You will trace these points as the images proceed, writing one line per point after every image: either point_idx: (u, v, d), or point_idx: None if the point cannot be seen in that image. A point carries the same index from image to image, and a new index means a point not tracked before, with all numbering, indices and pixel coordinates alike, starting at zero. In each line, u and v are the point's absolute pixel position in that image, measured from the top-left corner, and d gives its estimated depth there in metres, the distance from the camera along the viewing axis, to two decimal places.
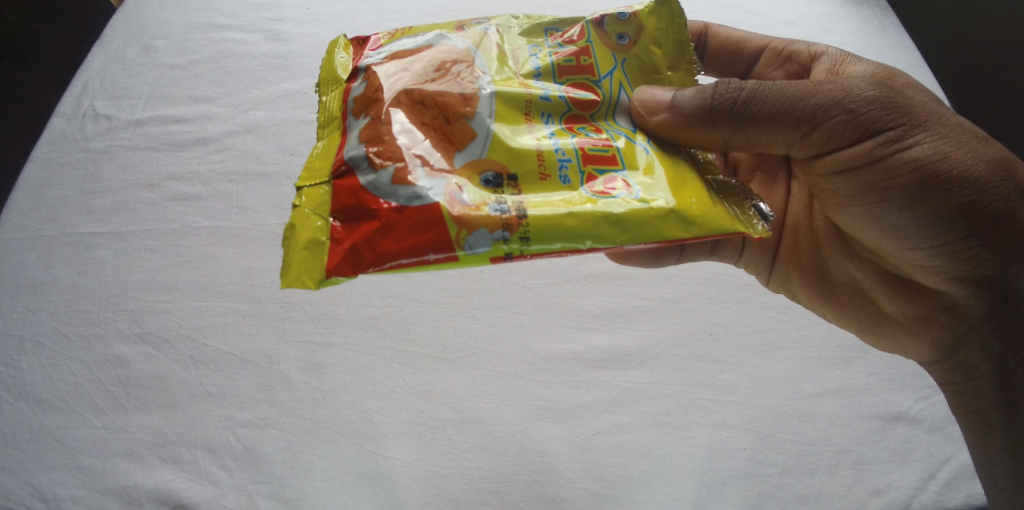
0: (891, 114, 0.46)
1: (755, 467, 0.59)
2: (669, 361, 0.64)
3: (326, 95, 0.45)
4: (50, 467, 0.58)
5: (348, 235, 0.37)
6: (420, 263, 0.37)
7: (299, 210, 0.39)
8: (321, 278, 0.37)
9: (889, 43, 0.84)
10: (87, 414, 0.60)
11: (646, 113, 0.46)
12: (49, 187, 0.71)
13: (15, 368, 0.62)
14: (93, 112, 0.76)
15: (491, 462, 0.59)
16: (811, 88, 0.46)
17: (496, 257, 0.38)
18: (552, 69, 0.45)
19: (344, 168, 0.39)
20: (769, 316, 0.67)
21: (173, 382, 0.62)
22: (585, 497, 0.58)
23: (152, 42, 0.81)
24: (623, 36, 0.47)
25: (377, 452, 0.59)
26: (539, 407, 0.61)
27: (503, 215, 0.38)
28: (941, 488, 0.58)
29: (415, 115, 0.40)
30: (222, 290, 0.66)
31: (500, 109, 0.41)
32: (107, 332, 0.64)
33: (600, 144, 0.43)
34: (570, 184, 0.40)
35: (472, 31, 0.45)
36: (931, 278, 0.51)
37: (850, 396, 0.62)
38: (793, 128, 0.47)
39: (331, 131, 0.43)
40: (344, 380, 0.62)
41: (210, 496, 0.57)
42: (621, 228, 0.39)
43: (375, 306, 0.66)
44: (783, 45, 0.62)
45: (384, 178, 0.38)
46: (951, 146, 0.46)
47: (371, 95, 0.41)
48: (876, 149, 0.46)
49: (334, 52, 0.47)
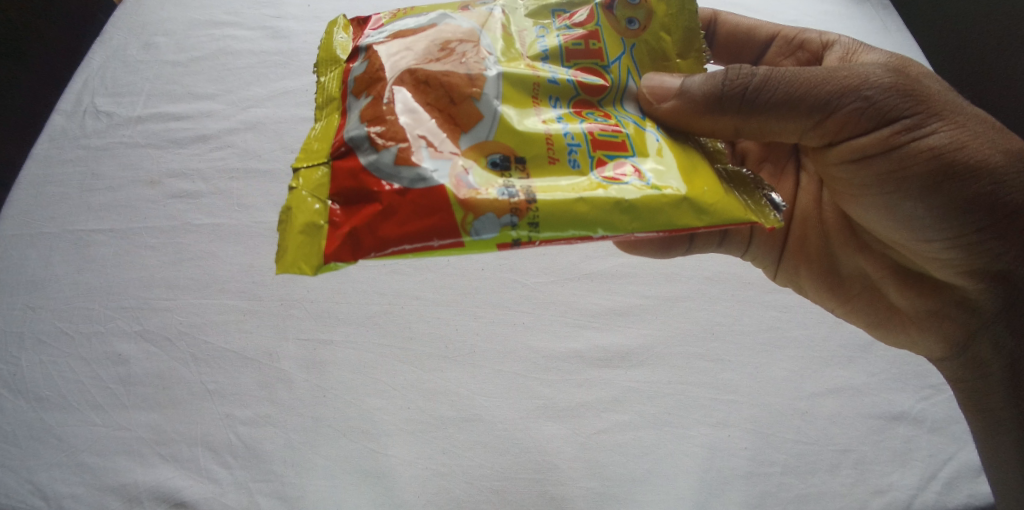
0: (907, 102, 0.46)
1: (756, 467, 0.59)
2: (669, 360, 0.63)
3: (324, 75, 0.45)
4: (49, 464, 0.58)
5: (348, 219, 0.37)
6: (424, 249, 0.37)
7: (296, 192, 0.38)
8: (318, 264, 0.36)
9: (890, 41, 0.84)
10: (87, 411, 0.60)
11: (655, 100, 0.46)
12: (49, 185, 0.71)
13: (15, 365, 0.62)
14: (94, 109, 0.76)
15: (491, 461, 0.59)
16: (826, 74, 0.46)
17: (504, 242, 0.38)
18: (560, 52, 0.45)
19: (343, 149, 0.39)
20: (770, 315, 0.66)
21: (173, 380, 0.61)
22: (586, 496, 0.57)
23: (152, 40, 0.81)
24: (632, 21, 0.47)
25: (378, 450, 0.58)
26: (539, 406, 0.61)
27: (512, 199, 0.37)
28: (944, 487, 0.58)
29: (419, 95, 0.40)
30: (221, 287, 0.66)
31: (508, 91, 0.41)
32: (107, 329, 0.64)
33: (609, 129, 0.43)
34: (580, 168, 0.40)
35: (477, 11, 0.45)
36: (945, 272, 0.51)
37: (852, 394, 0.62)
38: (807, 115, 0.47)
39: (330, 112, 0.43)
40: (343, 377, 0.62)
41: (209, 495, 0.57)
42: (632, 214, 0.39)
43: (376, 303, 0.66)
44: (795, 33, 0.62)
45: (386, 159, 0.37)
46: (968, 136, 0.46)
47: (373, 75, 0.41)
48: (891, 138, 0.46)
49: (333, 31, 0.47)
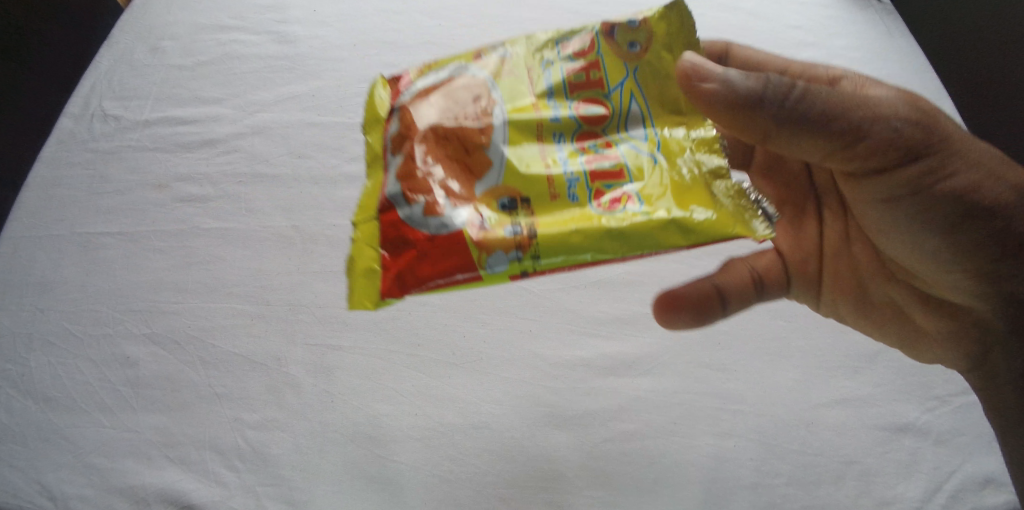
0: (931, 138, 0.50)
1: (761, 477, 0.59)
2: (677, 368, 0.63)
3: (368, 134, 0.47)
4: (57, 467, 0.59)
5: (394, 265, 0.40)
6: (452, 283, 0.40)
7: (356, 244, 0.41)
8: (380, 300, 0.40)
9: (898, 48, 0.83)
10: (96, 414, 0.61)
11: (696, 78, 0.44)
12: (58, 187, 0.71)
13: (24, 366, 0.63)
14: (101, 112, 0.76)
15: (497, 468, 0.59)
16: (860, 101, 0.49)
17: (514, 274, 0.40)
18: (563, 87, 0.46)
19: (387, 204, 0.41)
20: (778, 324, 0.67)
21: (181, 383, 0.62)
22: (591, 504, 0.58)
23: (159, 43, 0.81)
24: (634, 43, 0.46)
25: (385, 456, 0.59)
26: (545, 413, 0.61)
27: (518, 235, 0.40)
28: (948, 500, 0.59)
29: (438, 149, 0.43)
30: (230, 291, 0.66)
31: (515, 135, 0.44)
32: (116, 332, 0.64)
33: (608, 160, 0.44)
34: (578, 201, 0.42)
35: (489, 58, 0.47)
36: (959, 295, 0.56)
37: (857, 407, 0.62)
38: (842, 136, 0.48)
39: (376, 170, 0.45)
40: (352, 383, 0.62)
41: (218, 497, 0.58)
42: (622, 241, 0.41)
43: (382, 309, 0.66)
44: (801, 70, 0.62)
45: (418, 211, 0.40)
46: (982, 175, 0.50)
47: (404, 133, 0.44)
48: (920, 175, 0.50)
49: (376, 89, 0.48)
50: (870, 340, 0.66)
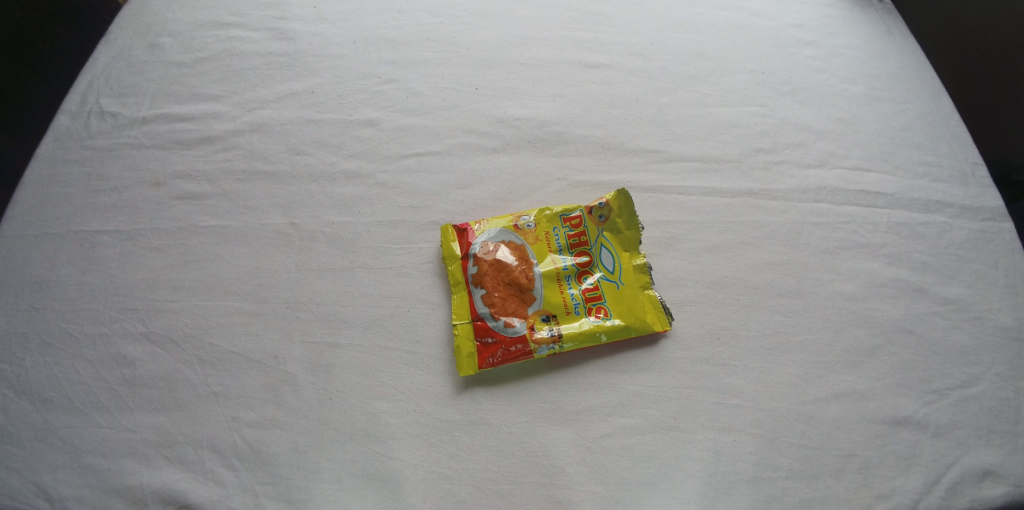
0: None
1: (760, 471, 0.59)
2: (676, 364, 0.63)
3: None
4: (54, 466, 0.58)
5: None
6: None
7: None
8: None
9: (895, 47, 0.84)
10: (93, 414, 0.61)
11: None
12: (55, 185, 0.70)
13: (20, 366, 0.62)
14: (98, 109, 0.75)
15: (498, 464, 0.59)
16: None
17: None
18: None
19: None
20: (777, 320, 0.66)
21: (179, 383, 0.62)
22: (591, 500, 0.58)
23: (158, 40, 0.80)
24: None
25: (384, 454, 0.59)
26: (545, 409, 0.61)
27: None
28: (947, 492, 0.59)
29: None
30: (228, 289, 0.66)
31: None
32: (113, 331, 0.64)
33: None
34: None
35: None
36: None
37: (855, 400, 0.62)
38: None
39: None
40: (350, 381, 0.62)
41: (216, 497, 0.58)
42: None
43: (382, 306, 0.65)
44: None
45: None
46: None
47: None
48: None
49: None
50: (868, 335, 0.65)
